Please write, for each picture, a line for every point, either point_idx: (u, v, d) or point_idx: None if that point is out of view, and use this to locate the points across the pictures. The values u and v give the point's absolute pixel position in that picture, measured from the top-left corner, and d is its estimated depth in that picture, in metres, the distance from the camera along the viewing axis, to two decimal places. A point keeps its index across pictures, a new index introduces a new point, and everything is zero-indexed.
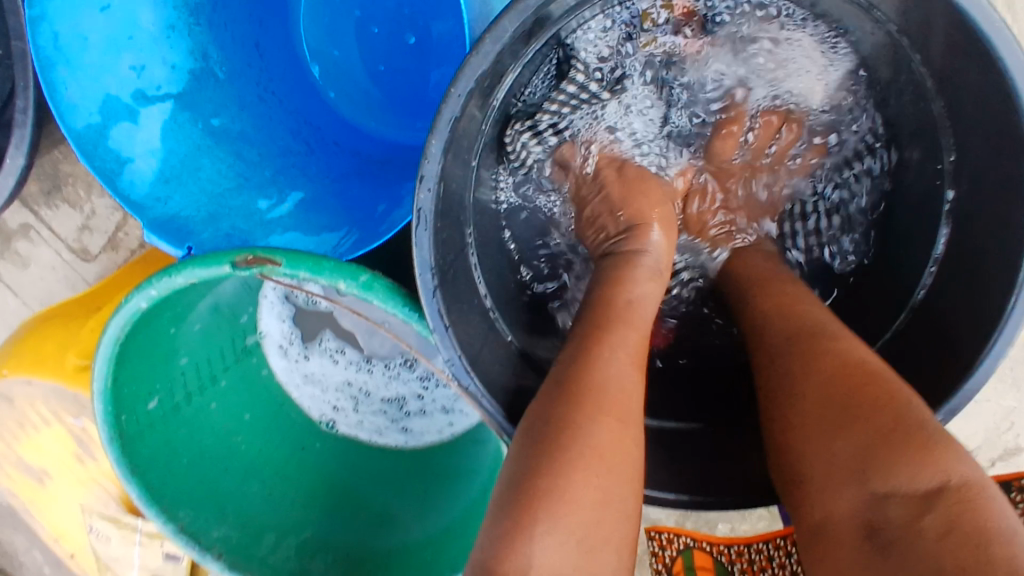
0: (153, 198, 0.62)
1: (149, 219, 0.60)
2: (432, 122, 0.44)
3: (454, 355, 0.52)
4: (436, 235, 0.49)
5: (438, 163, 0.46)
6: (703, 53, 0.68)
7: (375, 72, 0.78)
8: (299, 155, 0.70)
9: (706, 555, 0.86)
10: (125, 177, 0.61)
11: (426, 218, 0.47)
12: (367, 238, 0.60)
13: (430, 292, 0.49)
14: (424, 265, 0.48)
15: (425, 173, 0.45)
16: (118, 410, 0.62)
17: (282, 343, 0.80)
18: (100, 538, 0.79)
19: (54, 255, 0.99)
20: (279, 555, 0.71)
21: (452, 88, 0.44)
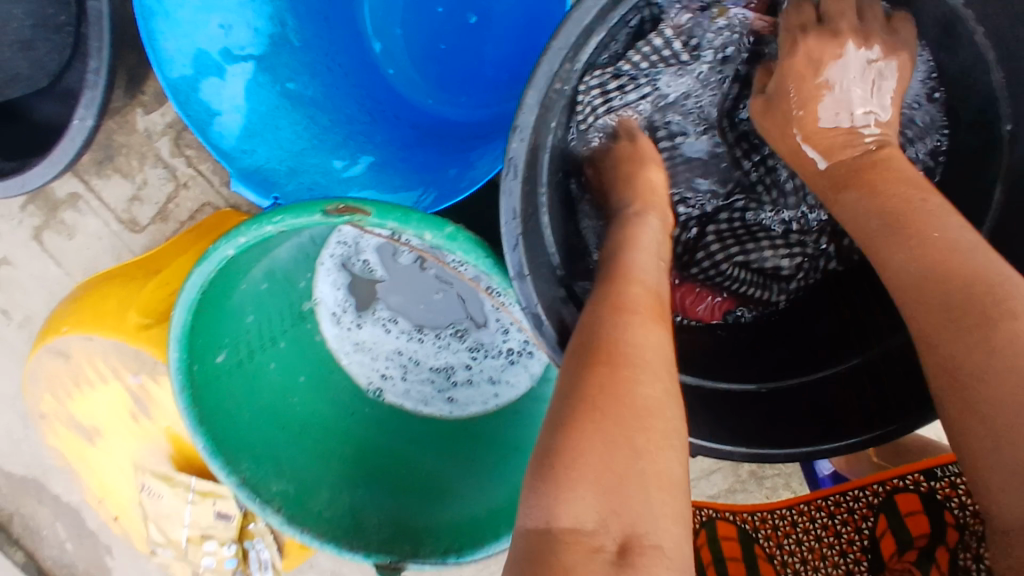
0: (238, 152, 0.65)
1: (237, 168, 0.64)
2: (531, 74, 0.48)
3: (532, 305, 0.54)
4: (524, 187, 0.52)
5: (532, 114, 0.50)
6: None
7: (435, 50, 0.81)
8: (366, 123, 0.72)
9: (729, 525, 0.82)
10: (213, 128, 0.65)
11: (516, 167, 0.50)
12: (448, 194, 0.63)
13: (513, 241, 0.52)
14: (509, 212, 0.51)
15: (521, 123, 0.49)
16: (191, 360, 0.64)
17: (335, 310, 0.82)
18: (151, 496, 0.80)
19: (101, 225, 1.00)
20: (333, 511, 0.74)
21: (553, 42, 0.48)
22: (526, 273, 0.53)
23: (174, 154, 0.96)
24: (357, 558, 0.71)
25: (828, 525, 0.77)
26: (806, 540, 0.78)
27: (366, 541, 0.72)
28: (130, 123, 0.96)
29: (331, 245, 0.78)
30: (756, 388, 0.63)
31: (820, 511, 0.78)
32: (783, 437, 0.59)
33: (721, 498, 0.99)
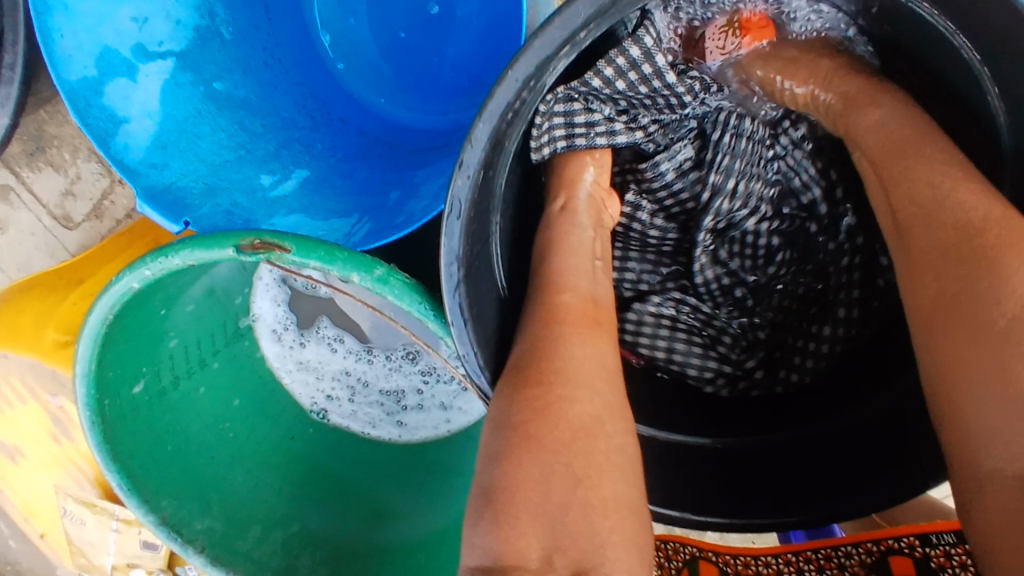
0: (148, 166, 0.57)
1: (142, 187, 0.56)
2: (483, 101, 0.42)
3: (469, 352, 0.48)
4: (469, 225, 0.45)
5: (481, 150, 0.43)
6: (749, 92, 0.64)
7: (395, 40, 0.74)
8: (305, 129, 0.67)
9: (711, 565, 0.80)
10: (118, 138, 0.57)
11: (459, 207, 0.43)
12: (383, 230, 0.56)
13: (454, 285, 0.45)
14: (451, 255, 0.44)
15: (466, 160, 0.43)
16: (101, 394, 0.58)
17: (276, 327, 0.77)
18: (74, 522, 0.76)
19: (34, 220, 0.94)
20: (265, 549, 0.69)
21: (509, 70, 0.42)
22: (468, 320, 0.47)
23: None
24: None
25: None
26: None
27: None
28: (63, 113, 0.89)
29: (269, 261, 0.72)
30: (708, 442, 0.62)
31: (806, 562, 0.75)
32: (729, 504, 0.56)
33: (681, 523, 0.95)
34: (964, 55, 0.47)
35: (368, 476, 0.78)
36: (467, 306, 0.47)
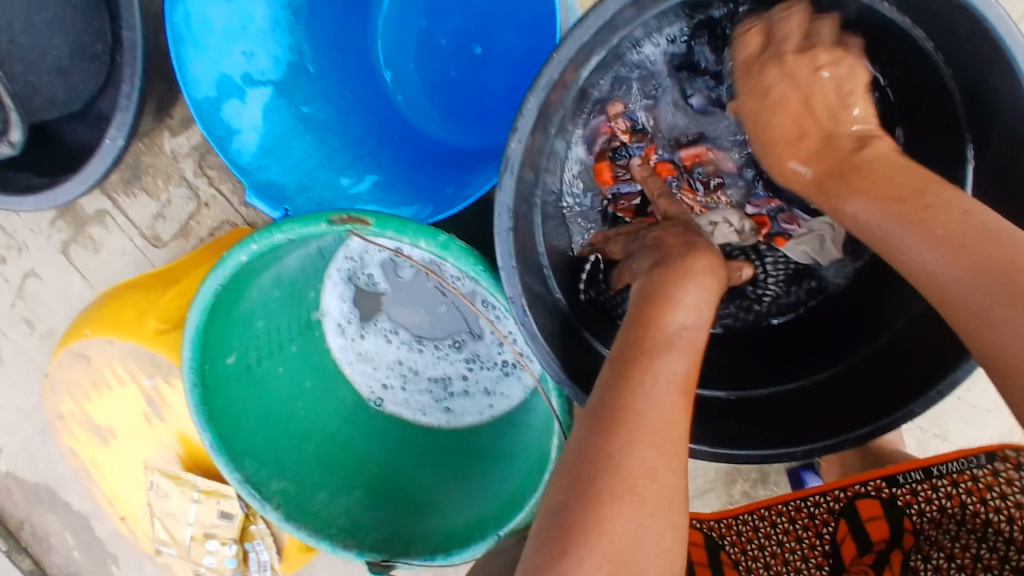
0: (255, 168, 0.70)
1: (251, 181, 0.68)
2: (532, 83, 0.52)
3: (516, 294, 0.57)
4: (519, 183, 0.56)
5: (531, 118, 0.54)
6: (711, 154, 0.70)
7: (447, 77, 0.86)
8: (372, 147, 0.77)
9: (697, 531, 0.79)
10: (232, 145, 0.69)
11: (513, 165, 0.54)
12: (443, 207, 0.67)
13: (506, 231, 0.56)
14: (504, 205, 0.55)
15: (520, 126, 0.53)
16: (202, 360, 0.69)
17: (340, 321, 0.87)
18: (158, 495, 0.84)
19: (126, 241, 1.07)
20: (331, 510, 0.77)
21: (556, 52, 0.52)
22: (513, 262, 0.57)
23: (197, 174, 1.02)
24: (350, 556, 0.74)
25: (788, 529, 0.76)
26: (768, 545, 0.76)
27: (361, 539, 0.75)
28: (158, 146, 1.01)
29: (338, 258, 0.84)
30: (725, 395, 0.67)
31: (781, 515, 0.76)
32: (749, 440, 0.61)
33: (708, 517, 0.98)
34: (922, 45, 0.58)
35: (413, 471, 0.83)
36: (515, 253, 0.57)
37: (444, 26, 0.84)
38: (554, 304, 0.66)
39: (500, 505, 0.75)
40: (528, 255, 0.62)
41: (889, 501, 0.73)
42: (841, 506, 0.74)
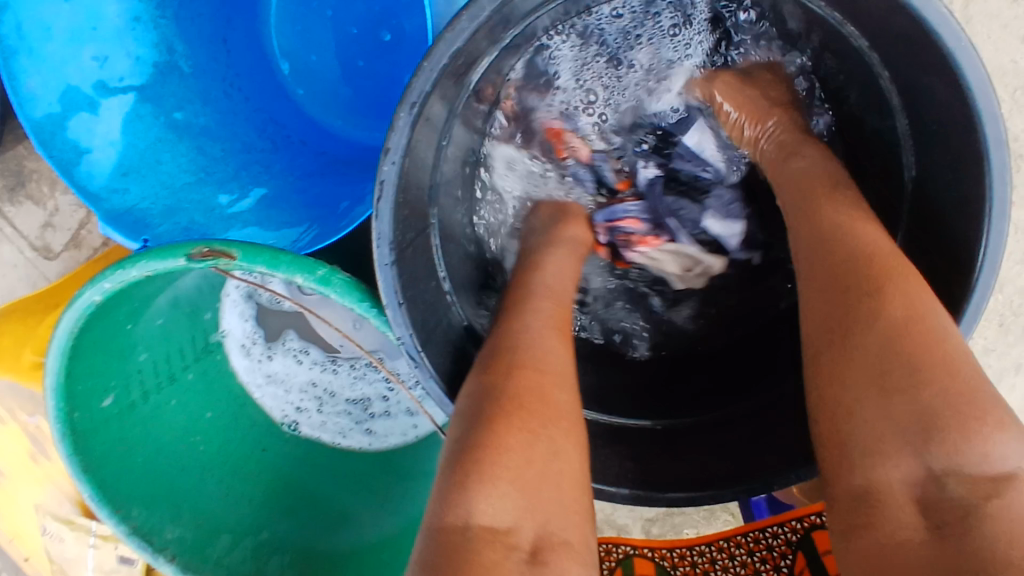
0: (111, 191, 0.61)
1: (104, 210, 0.60)
2: (398, 101, 0.46)
3: (405, 333, 0.51)
4: (397, 210, 0.50)
5: (405, 137, 0.47)
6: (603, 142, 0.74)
7: (353, 67, 0.77)
8: (264, 152, 0.69)
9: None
10: (82, 167, 0.60)
11: (386, 190, 0.48)
12: (327, 232, 0.61)
13: (386, 267, 0.49)
14: (383, 237, 0.49)
15: (391, 145, 0.47)
16: (70, 407, 0.61)
17: (244, 342, 0.80)
18: (53, 539, 0.77)
19: (15, 253, 0.97)
20: (235, 556, 0.71)
21: (425, 60, 0.46)
22: (400, 299, 0.50)
23: None
24: None
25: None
26: None
27: None
28: None
29: (236, 277, 0.77)
30: (650, 425, 0.66)
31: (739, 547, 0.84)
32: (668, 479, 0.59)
33: (658, 521, 0.87)
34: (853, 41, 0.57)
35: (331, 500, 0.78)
36: (401, 287, 0.51)
37: (349, 13, 0.75)
38: (460, 333, 0.61)
39: None
40: (424, 284, 0.56)
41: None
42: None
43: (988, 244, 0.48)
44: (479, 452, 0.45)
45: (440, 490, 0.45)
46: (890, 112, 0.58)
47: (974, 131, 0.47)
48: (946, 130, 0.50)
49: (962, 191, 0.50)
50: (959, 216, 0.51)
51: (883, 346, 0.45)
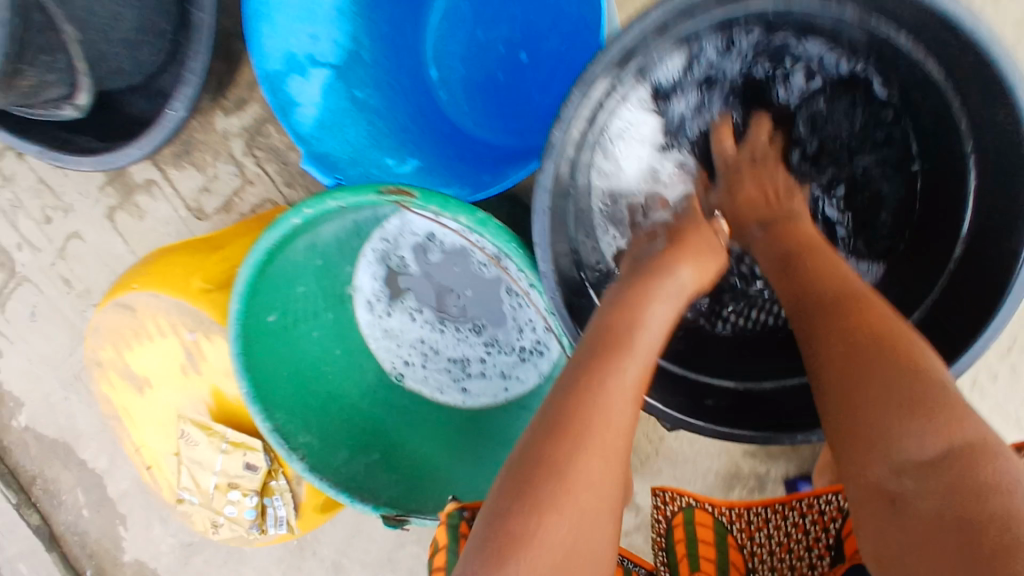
0: (314, 138, 0.76)
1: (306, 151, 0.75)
2: (578, 78, 0.59)
3: (547, 267, 0.63)
4: (557, 168, 0.63)
5: (574, 109, 0.60)
6: (671, 151, 0.78)
7: (492, 78, 0.93)
8: (419, 133, 0.84)
9: (706, 513, 0.79)
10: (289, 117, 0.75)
11: (555, 148, 0.61)
12: (480, 187, 0.76)
13: (542, 211, 0.62)
14: (544, 187, 0.62)
15: (563, 116, 0.60)
16: (248, 314, 0.75)
17: (370, 297, 0.93)
18: (189, 443, 0.90)
19: (170, 210, 1.14)
20: (351, 467, 0.83)
21: (601, 53, 0.58)
22: (548, 239, 0.63)
23: (245, 153, 1.07)
24: (367, 510, 0.79)
25: (799, 523, 0.76)
26: None
27: (377, 494, 0.82)
28: (211, 123, 1.07)
29: (374, 238, 0.89)
30: (733, 384, 0.73)
31: None
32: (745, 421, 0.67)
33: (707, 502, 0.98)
34: (930, 69, 0.65)
35: (423, 440, 0.90)
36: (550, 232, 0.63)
37: (497, 34, 0.91)
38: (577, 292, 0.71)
39: None
40: (557, 241, 0.67)
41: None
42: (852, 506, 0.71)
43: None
44: (527, 500, 0.47)
45: (566, 375, 0.53)
46: (958, 136, 0.66)
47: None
48: (1006, 161, 0.61)
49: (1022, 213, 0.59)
50: (1014, 231, 0.61)
51: (909, 406, 0.47)
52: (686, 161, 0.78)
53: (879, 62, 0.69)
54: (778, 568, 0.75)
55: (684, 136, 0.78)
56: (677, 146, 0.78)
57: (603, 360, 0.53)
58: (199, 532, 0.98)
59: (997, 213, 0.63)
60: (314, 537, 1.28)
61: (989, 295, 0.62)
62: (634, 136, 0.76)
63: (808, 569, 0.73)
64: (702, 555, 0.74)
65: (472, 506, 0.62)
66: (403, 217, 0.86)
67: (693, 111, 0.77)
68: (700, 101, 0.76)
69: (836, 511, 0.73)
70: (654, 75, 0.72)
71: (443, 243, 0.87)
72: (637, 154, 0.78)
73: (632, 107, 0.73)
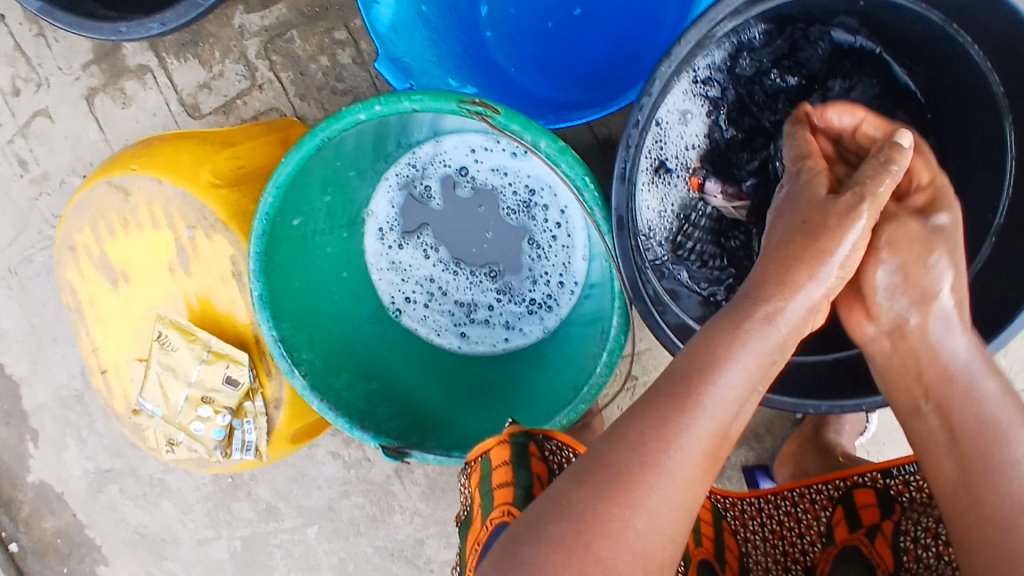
0: (389, 39, 0.70)
1: (386, 52, 0.69)
2: (698, 18, 0.56)
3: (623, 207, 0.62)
4: (654, 103, 0.60)
5: (686, 48, 0.58)
6: (689, 159, 0.78)
7: (543, 28, 0.91)
8: (468, 65, 0.81)
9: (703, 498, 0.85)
10: (374, 12, 0.69)
11: (657, 86, 0.59)
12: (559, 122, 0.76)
13: (628, 145, 0.60)
14: (638, 120, 0.60)
15: (675, 53, 0.57)
16: (276, 212, 0.70)
17: (382, 225, 0.89)
18: (165, 347, 0.82)
19: (161, 103, 1.05)
20: (350, 394, 0.79)
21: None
22: (628, 177, 0.61)
23: (259, 55, 1.00)
24: (365, 439, 0.75)
25: (791, 511, 0.82)
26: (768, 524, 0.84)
27: (377, 425, 0.78)
28: (228, 17, 1.00)
29: (401, 163, 0.86)
30: None
31: (785, 500, 0.83)
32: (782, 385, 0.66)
33: None
34: (989, 81, 0.64)
35: (414, 377, 0.86)
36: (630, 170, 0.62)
37: None
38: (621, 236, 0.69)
39: (523, 415, 0.80)
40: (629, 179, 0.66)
41: (883, 492, 0.74)
42: (841, 494, 0.77)
43: None
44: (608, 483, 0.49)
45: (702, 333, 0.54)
46: (1001, 148, 0.67)
47: None
48: None
49: None
50: None
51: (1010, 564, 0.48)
52: (709, 177, 0.78)
53: (929, 76, 0.71)
54: (771, 553, 0.81)
55: (697, 144, 0.78)
56: (694, 149, 0.78)
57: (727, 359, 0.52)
58: (151, 449, 0.89)
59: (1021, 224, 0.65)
60: (250, 476, 1.21)
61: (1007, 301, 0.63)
62: (660, 139, 0.76)
63: (800, 554, 0.79)
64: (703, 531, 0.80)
65: (536, 433, 0.66)
66: (439, 145, 0.86)
67: (709, 118, 0.77)
68: (717, 109, 0.76)
69: (826, 500, 0.79)
70: (699, 67, 0.73)
71: (477, 179, 0.86)
72: (662, 160, 0.77)
73: (663, 112, 0.74)
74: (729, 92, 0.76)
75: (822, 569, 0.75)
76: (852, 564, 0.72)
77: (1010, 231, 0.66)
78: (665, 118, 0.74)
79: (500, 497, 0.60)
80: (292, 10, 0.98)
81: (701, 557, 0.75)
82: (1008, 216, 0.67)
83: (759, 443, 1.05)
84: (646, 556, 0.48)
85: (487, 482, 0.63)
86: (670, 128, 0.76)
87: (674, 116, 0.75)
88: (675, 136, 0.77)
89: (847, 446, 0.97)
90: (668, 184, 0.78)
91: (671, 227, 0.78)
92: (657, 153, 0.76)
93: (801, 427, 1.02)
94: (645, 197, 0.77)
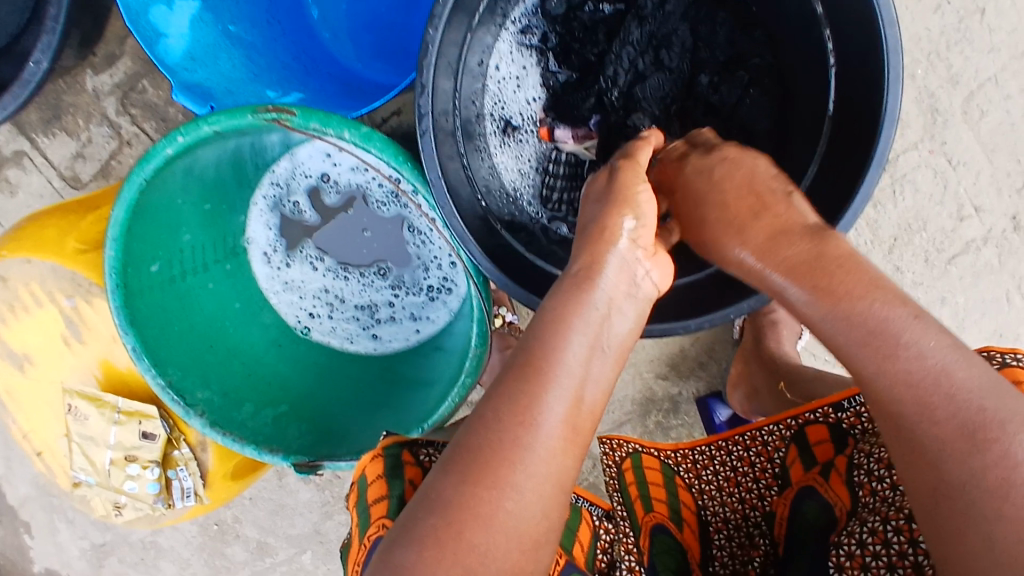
0: (182, 69, 0.76)
1: (180, 82, 0.75)
2: None
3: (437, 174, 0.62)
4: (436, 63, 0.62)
5: (447, 9, 0.61)
6: (533, 113, 0.77)
7: (377, 13, 0.87)
8: (297, 73, 0.84)
9: (653, 459, 0.82)
10: (160, 46, 0.75)
11: (430, 48, 0.61)
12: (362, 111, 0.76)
13: (424, 113, 0.61)
14: (425, 89, 0.61)
15: (437, 14, 0.60)
16: (124, 263, 0.70)
17: (266, 249, 0.89)
18: (77, 418, 0.84)
19: (45, 183, 1.05)
20: (257, 421, 0.80)
21: None
22: (432, 143, 0.62)
23: (119, 112, 1.01)
24: (276, 461, 0.75)
25: (742, 457, 0.76)
26: (723, 472, 0.77)
27: (287, 445, 0.78)
28: (80, 83, 1.01)
29: (264, 185, 0.86)
30: None
31: (737, 445, 0.76)
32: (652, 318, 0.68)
33: (634, 419, 1.06)
34: None
35: (327, 393, 0.86)
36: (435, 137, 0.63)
37: None
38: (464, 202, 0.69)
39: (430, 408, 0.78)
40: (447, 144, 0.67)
41: (836, 426, 0.67)
42: (793, 433, 0.71)
43: (889, 97, 0.58)
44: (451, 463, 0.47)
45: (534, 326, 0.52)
46: (815, 21, 0.65)
47: (872, 18, 0.56)
48: (854, 37, 0.61)
49: (871, 84, 0.59)
50: (862, 103, 0.61)
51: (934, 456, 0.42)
52: (558, 124, 0.77)
53: None
54: (728, 502, 0.76)
55: (536, 95, 0.77)
56: (534, 102, 0.77)
57: (566, 343, 0.50)
58: (100, 516, 0.91)
59: (849, 91, 0.63)
60: (234, 518, 1.23)
61: (848, 174, 0.62)
62: (495, 100, 0.75)
63: (757, 500, 0.73)
64: (653, 494, 0.79)
65: (411, 440, 0.67)
66: (295, 157, 0.85)
67: (541, 66, 0.76)
68: (544, 55, 0.76)
69: (780, 440, 0.73)
70: (514, 17, 0.73)
71: (341, 182, 0.86)
72: (504, 119, 0.76)
73: (486, 71, 0.73)
74: (553, 35, 0.75)
75: (781, 514, 0.69)
76: (807, 506, 0.66)
77: (842, 102, 0.64)
78: (490, 78, 0.74)
79: (376, 512, 0.61)
80: (138, 60, 1.00)
81: (651, 523, 0.76)
82: (838, 88, 0.65)
83: (705, 370, 1.05)
84: (523, 535, 0.45)
85: (363, 499, 0.64)
86: (501, 86, 0.75)
87: (499, 70, 0.74)
88: (510, 92, 0.75)
89: (789, 352, 0.95)
90: (518, 144, 0.77)
91: (534, 183, 0.77)
92: (496, 114, 0.75)
93: (741, 346, 1.01)
94: (498, 160, 0.76)
